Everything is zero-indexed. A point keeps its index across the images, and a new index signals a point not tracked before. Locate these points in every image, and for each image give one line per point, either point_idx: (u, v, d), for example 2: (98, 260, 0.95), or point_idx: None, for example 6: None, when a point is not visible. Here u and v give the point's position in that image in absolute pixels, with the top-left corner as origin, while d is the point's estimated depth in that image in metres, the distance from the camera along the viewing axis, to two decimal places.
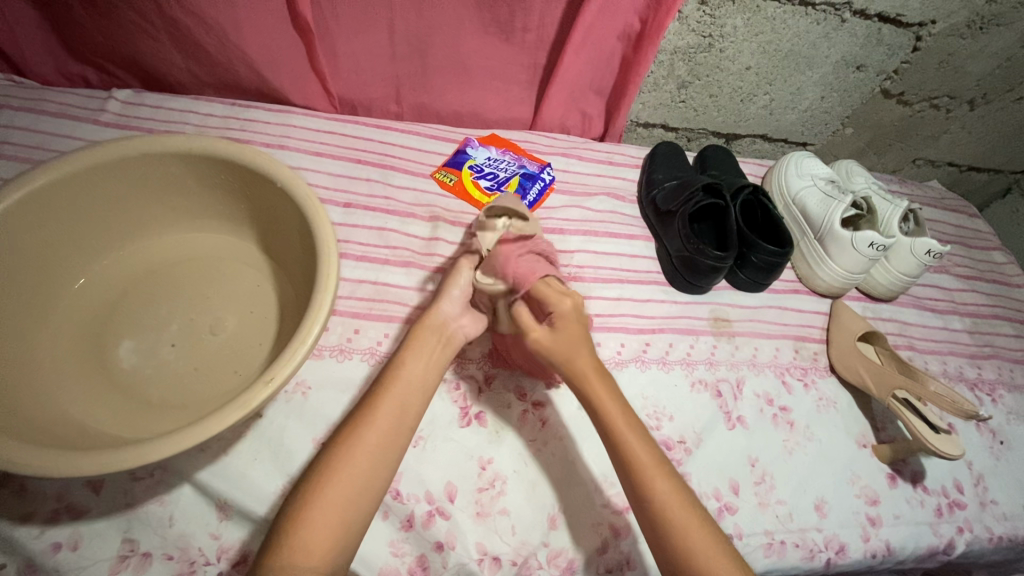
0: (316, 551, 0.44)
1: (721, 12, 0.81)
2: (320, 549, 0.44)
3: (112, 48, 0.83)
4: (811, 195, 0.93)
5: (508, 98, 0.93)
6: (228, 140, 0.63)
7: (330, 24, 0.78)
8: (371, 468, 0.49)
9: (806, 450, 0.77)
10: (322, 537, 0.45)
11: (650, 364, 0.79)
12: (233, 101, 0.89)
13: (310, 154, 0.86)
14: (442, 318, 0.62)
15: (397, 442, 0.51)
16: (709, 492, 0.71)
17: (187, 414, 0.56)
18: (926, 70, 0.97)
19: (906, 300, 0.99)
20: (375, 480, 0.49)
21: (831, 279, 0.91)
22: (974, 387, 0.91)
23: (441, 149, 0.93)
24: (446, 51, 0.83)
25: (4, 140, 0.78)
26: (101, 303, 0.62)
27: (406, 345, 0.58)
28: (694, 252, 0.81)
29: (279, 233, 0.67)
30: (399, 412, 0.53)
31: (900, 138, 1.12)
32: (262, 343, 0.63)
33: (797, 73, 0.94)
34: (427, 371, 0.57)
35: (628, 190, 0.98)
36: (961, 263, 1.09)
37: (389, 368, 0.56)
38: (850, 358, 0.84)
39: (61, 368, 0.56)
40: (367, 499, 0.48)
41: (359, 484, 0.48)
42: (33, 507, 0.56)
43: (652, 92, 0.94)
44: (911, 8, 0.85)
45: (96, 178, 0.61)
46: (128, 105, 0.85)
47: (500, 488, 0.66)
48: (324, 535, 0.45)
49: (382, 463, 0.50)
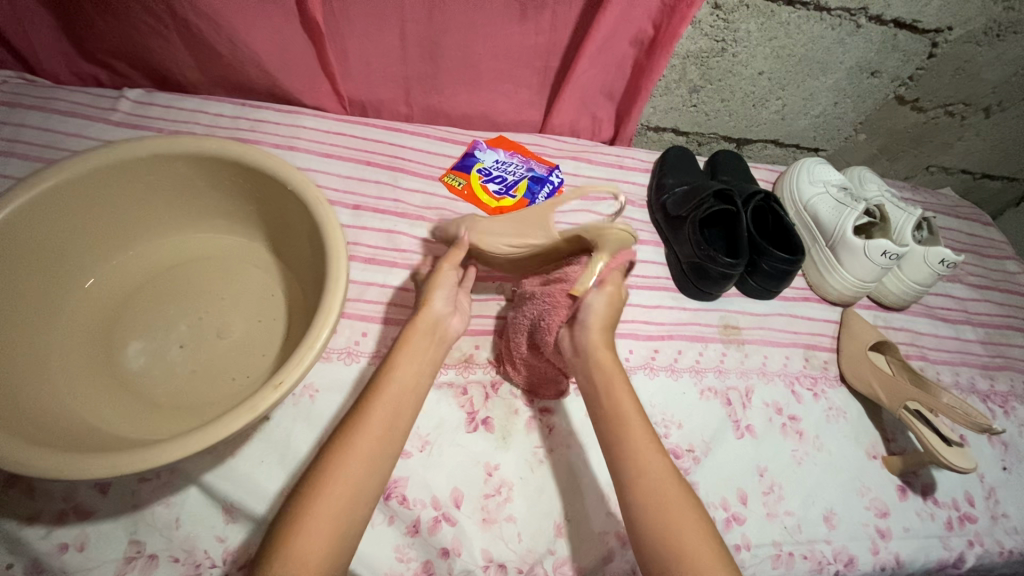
0: (310, 558, 0.43)
1: (735, 16, 0.80)
2: (314, 557, 0.43)
3: (124, 48, 0.83)
4: (822, 202, 0.92)
5: (518, 101, 0.93)
6: (240, 142, 0.63)
7: (341, 26, 0.78)
8: (366, 473, 0.48)
9: (816, 461, 0.77)
10: (318, 544, 0.44)
11: (659, 371, 0.79)
12: (243, 101, 0.89)
13: (320, 156, 0.86)
14: (434, 317, 0.61)
15: (390, 445, 0.51)
16: (716, 501, 0.70)
17: (193, 417, 0.56)
18: (941, 77, 0.96)
19: (918, 309, 0.98)
20: (370, 487, 0.48)
21: (842, 287, 0.90)
22: (986, 399, 0.90)
23: (451, 151, 0.92)
24: (457, 53, 0.83)
25: (16, 138, 0.79)
26: (110, 303, 0.62)
27: (399, 345, 0.57)
28: (705, 258, 0.81)
29: (290, 236, 0.67)
30: (393, 414, 0.52)
31: (913, 145, 1.11)
32: (271, 346, 0.62)
33: (811, 78, 0.93)
34: (420, 372, 0.56)
35: (639, 194, 0.97)
36: (974, 272, 1.08)
37: (379, 376, 0.55)
38: (861, 368, 0.83)
39: (71, 369, 0.56)
40: (361, 506, 0.47)
41: (352, 489, 0.47)
42: (40, 507, 0.56)
43: (664, 96, 0.93)
44: (929, 14, 0.84)
45: (106, 179, 0.60)
46: (139, 104, 0.86)
47: (507, 495, 0.65)
48: (318, 541, 0.44)
49: (375, 469, 0.49)
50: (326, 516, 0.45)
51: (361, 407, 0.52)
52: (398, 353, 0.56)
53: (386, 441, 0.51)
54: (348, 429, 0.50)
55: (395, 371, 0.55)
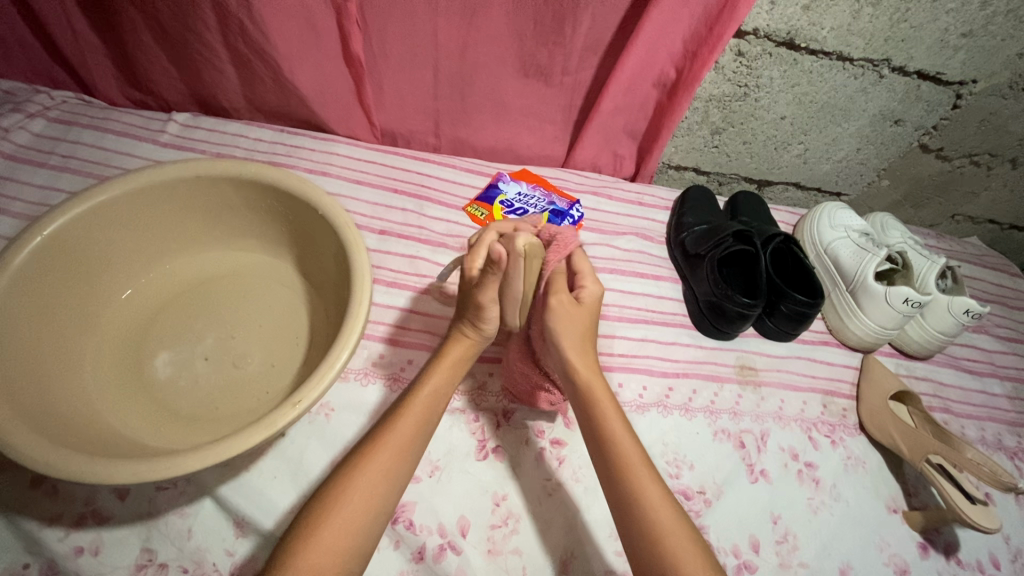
0: None
1: (758, 63, 0.82)
2: None
3: (175, 75, 0.89)
4: (843, 246, 0.91)
5: (543, 136, 0.96)
6: (278, 167, 0.66)
7: (379, 62, 0.83)
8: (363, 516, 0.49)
9: (833, 511, 0.75)
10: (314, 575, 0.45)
11: (673, 410, 0.78)
12: (282, 127, 0.94)
13: (350, 182, 0.89)
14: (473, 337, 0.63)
15: (391, 484, 0.51)
16: (728, 547, 0.69)
17: (213, 431, 0.58)
18: (967, 127, 0.96)
19: (941, 359, 0.96)
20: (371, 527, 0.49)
21: (863, 333, 0.89)
22: (1015, 457, 0.87)
23: (476, 182, 0.95)
24: (487, 90, 0.86)
25: (71, 155, 0.85)
26: (143, 314, 0.65)
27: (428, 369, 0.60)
28: (722, 298, 0.81)
29: (316, 259, 0.69)
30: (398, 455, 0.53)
31: (938, 193, 1.10)
32: (290, 365, 0.64)
33: (833, 124, 0.94)
34: (440, 391, 0.59)
35: (657, 230, 0.98)
36: (1002, 324, 1.05)
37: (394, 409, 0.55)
38: (881, 418, 0.81)
39: (103, 377, 0.59)
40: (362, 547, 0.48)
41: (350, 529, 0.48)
42: (61, 509, 0.58)
43: (685, 136, 0.95)
44: (952, 67, 0.85)
45: (149, 198, 0.64)
46: (186, 127, 0.91)
47: (513, 527, 0.65)
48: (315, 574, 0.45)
49: (375, 507, 0.50)
50: (335, 537, 0.47)
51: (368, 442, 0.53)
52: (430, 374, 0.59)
53: (383, 479, 0.51)
54: (359, 454, 0.52)
55: (423, 390, 0.57)
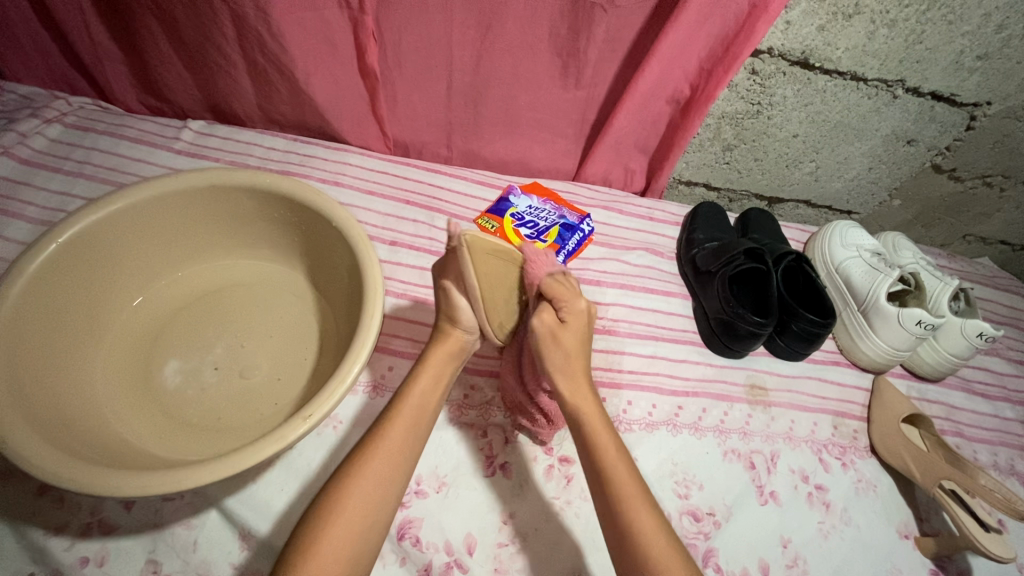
0: None
1: (772, 82, 0.83)
2: None
3: (190, 83, 0.89)
4: (855, 265, 0.91)
5: (554, 150, 0.96)
6: (292, 178, 0.66)
7: (393, 73, 0.83)
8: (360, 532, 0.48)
9: (843, 535, 0.73)
10: None
11: (682, 429, 0.78)
12: (295, 137, 0.95)
13: (362, 193, 0.90)
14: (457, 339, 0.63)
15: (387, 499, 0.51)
16: (737, 570, 0.68)
17: (220, 442, 0.57)
18: (981, 148, 0.96)
19: (953, 382, 0.95)
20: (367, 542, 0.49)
21: (875, 354, 0.88)
22: None
23: (487, 194, 0.95)
24: (500, 103, 0.87)
25: (86, 161, 0.85)
26: (153, 322, 0.65)
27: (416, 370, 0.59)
28: (733, 316, 0.80)
29: (328, 269, 0.69)
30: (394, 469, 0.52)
31: (950, 213, 1.10)
32: (299, 376, 0.64)
33: (845, 143, 0.94)
34: (427, 397, 0.58)
35: (668, 246, 0.98)
36: (1015, 346, 1.04)
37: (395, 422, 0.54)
38: (893, 442, 0.80)
39: (112, 385, 0.59)
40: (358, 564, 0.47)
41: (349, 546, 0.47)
42: (67, 518, 0.58)
43: (697, 152, 0.95)
44: (967, 89, 0.85)
45: (163, 206, 0.64)
46: (200, 135, 0.92)
47: (520, 545, 0.64)
48: None
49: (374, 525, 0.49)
50: (334, 556, 0.46)
51: (365, 454, 0.52)
52: (417, 377, 0.58)
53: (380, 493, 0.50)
54: (355, 467, 0.51)
55: (420, 403, 0.57)
